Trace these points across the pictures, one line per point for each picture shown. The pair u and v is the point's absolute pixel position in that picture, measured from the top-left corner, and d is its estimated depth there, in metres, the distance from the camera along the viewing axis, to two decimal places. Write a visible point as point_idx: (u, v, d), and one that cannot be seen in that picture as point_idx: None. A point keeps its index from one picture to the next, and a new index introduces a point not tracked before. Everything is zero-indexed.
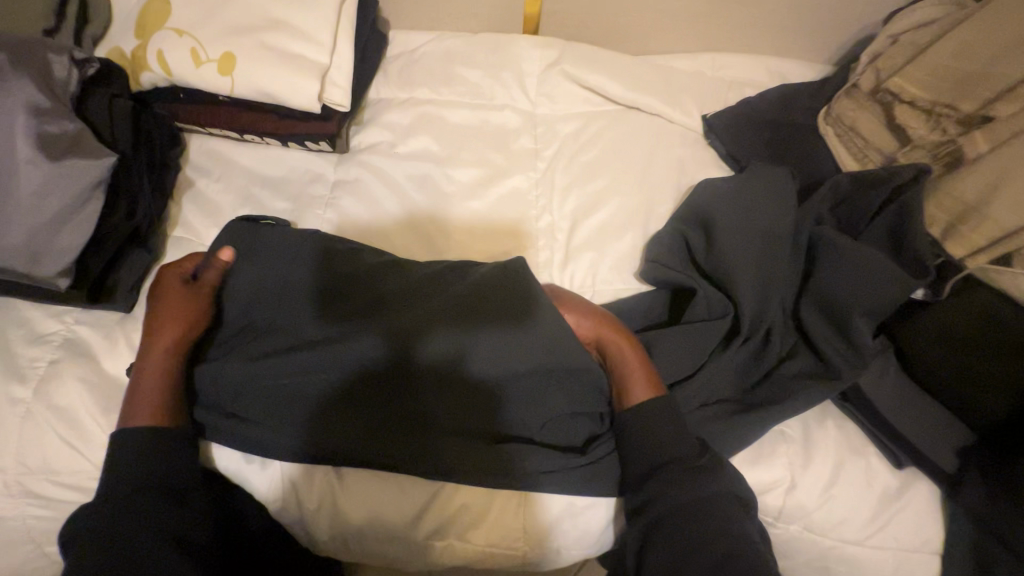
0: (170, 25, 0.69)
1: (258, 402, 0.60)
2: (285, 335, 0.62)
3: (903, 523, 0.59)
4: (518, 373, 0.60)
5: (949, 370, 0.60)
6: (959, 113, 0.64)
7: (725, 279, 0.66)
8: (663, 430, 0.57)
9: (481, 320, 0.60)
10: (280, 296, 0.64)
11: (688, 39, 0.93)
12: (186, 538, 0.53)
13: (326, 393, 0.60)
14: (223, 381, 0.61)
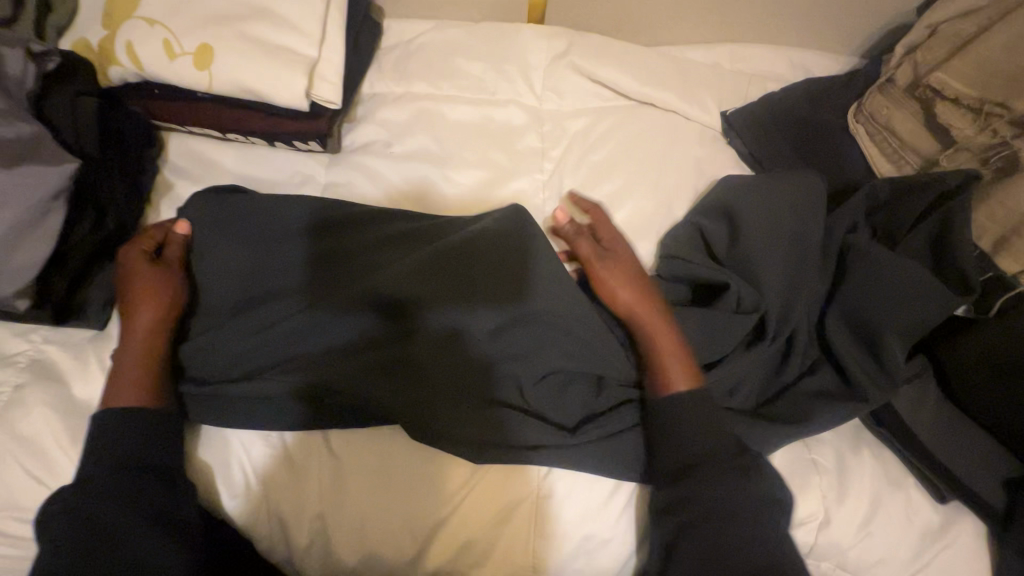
0: (140, 13, 0.63)
1: (240, 358, 0.58)
2: (277, 307, 0.59)
3: (950, 563, 0.53)
4: (512, 331, 0.57)
5: (998, 399, 0.54)
6: (1012, 112, 0.57)
7: (752, 280, 0.60)
8: (695, 427, 0.52)
9: (474, 273, 0.58)
10: (266, 268, 0.61)
11: (706, 30, 0.87)
12: (179, 516, 0.51)
13: (309, 346, 0.58)
14: (206, 341, 0.59)
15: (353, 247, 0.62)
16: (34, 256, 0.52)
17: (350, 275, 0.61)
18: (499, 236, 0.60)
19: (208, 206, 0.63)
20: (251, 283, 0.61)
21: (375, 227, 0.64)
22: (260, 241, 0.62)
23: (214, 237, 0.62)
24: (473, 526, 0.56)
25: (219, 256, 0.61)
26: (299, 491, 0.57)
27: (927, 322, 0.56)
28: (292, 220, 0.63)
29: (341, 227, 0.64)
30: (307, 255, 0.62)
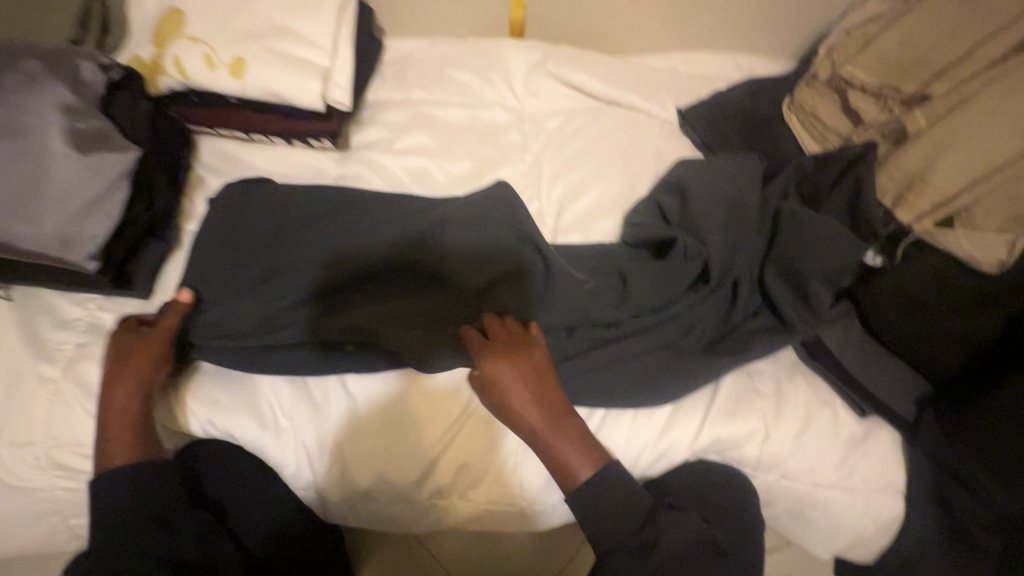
0: (185, 33, 0.76)
1: (248, 310, 0.67)
2: (291, 351, 0.66)
3: (869, 464, 0.64)
4: (484, 285, 0.68)
5: (906, 327, 0.64)
6: (902, 94, 0.70)
7: (698, 236, 0.71)
8: (637, 372, 0.65)
9: (453, 239, 0.70)
10: (278, 304, 0.68)
11: (664, 40, 1.00)
12: (178, 560, 0.58)
13: (309, 298, 0.68)
14: (226, 300, 0.68)
15: (363, 293, 0.68)
16: (104, 225, 0.63)
17: (353, 320, 0.65)
18: (511, 282, 0.68)
19: (241, 194, 0.75)
20: (264, 318, 0.68)
21: (385, 270, 0.69)
22: (278, 279, 0.69)
23: (233, 210, 0.73)
24: (470, 453, 0.65)
25: (234, 285, 0.69)
26: (316, 428, 0.66)
27: (845, 267, 0.66)
28: (311, 258, 0.70)
29: (354, 265, 0.70)
30: (320, 296, 0.68)
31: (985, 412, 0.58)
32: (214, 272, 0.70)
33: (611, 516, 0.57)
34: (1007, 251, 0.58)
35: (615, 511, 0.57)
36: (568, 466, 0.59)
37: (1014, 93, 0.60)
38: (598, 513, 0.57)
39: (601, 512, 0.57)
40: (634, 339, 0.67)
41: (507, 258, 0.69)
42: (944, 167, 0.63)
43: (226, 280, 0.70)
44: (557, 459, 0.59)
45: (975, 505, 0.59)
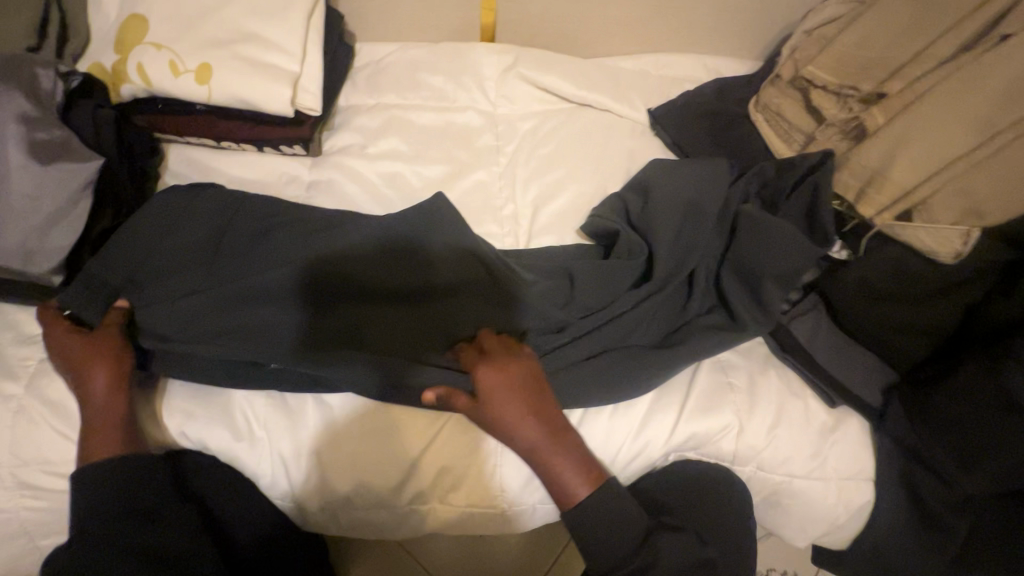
0: (148, 40, 0.74)
1: (193, 333, 0.64)
2: (273, 370, 0.65)
3: (840, 453, 0.66)
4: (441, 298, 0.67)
5: (872, 318, 0.67)
6: (861, 92, 0.72)
7: (648, 234, 0.72)
8: (589, 373, 0.66)
9: (408, 254, 0.68)
10: (258, 318, 0.65)
11: (633, 42, 1.01)
12: (169, 553, 0.56)
13: (261, 321, 0.65)
14: (162, 317, 0.65)
15: (344, 305, 0.66)
16: (66, 237, 0.63)
17: (339, 332, 0.65)
18: (498, 292, 0.67)
19: (183, 203, 0.72)
20: (240, 337, 0.64)
21: (369, 279, 0.67)
22: (252, 290, 0.66)
23: (171, 214, 0.71)
24: (447, 456, 0.65)
25: (201, 300, 0.65)
26: (292, 438, 0.65)
27: (795, 269, 0.68)
28: (286, 267, 0.66)
29: (335, 272, 0.67)
30: (303, 309, 0.66)
31: (946, 395, 0.61)
32: (178, 285, 0.66)
33: (607, 530, 0.58)
34: (963, 241, 0.62)
35: (607, 529, 0.58)
36: (566, 487, 0.59)
37: (963, 89, 0.62)
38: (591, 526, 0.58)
39: (596, 526, 0.58)
40: (580, 341, 0.68)
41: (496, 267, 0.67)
42: (905, 161, 0.65)
43: (195, 291, 0.65)
44: (552, 477, 0.59)
45: (938, 487, 0.62)
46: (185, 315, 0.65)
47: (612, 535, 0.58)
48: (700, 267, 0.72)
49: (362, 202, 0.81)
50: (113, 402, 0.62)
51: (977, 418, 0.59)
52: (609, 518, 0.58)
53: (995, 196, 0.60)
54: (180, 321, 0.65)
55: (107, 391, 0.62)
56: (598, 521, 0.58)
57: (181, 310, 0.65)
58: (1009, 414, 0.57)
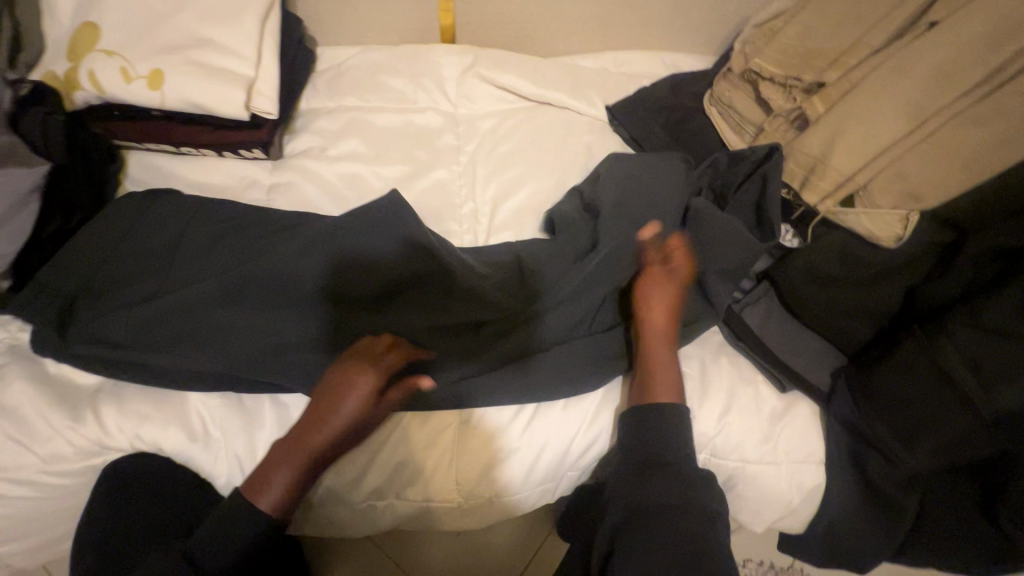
0: (101, 47, 0.75)
1: (146, 344, 0.64)
2: (290, 378, 0.64)
3: (790, 436, 0.67)
4: (437, 292, 0.65)
5: (820, 303, 0.68)
6: (803, 82, 0.73)
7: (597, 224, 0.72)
8: (538, 369, 0.67)
9: (377, 257, 0.64)
10: (278, 328, 0.65)
11: (592, 40, 1.03)
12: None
13: (239, 331, 0.65)
14: (107, 327, 0.64)
15: (367, 314, 0.65)
16: (13, 241, 0.63)
17: (363, 340, 0.65)
18: (514, 295, 0.67)
19: (141, 211, 0.73)
20: (261, 347, 0.64)
21: (397, 288, 0.65)
22: (274, 299, 0.65)
23: (142, 207, 0.73)
24: (403, 451, 0.66)
25: (223, 311, 0.65)
26: (248, 438, 0.65)
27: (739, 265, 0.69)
28: (308, 280, 0.65)
29: (361, 280, 0.64)
30: (324, 317, 0.65)
31: (887, 377, 0.62)
32: (196, 294, 0.65)
33: (653, 437, 0.60)
34: (902, 226, 0.63)
35: (656, 447, 0.60)
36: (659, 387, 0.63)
37: (895, 78, 0.64)
38: (635, 435, 0.61)
39: (643, 441, 0.60)
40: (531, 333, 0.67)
41: (518, 275, 0.68)
42: (844, 148, 0.66)
43: (227, 303, 0.66)
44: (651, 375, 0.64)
45: (885, 470, 0.62)
46: (204, 326, 0.65)
47: (654, 444, 0.60)
48: None
49: (321, 204, 0.82)
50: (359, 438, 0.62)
51: (917, 399, 0.59)
52: (655, 427, 0.60)
53: (928, 180, 0.61)
54: (201, 331, 0.64)
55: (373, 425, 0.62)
56: (642, 427, 0.61)
57: (158, 326, 0.65)
58: (946, 394, 0.57)
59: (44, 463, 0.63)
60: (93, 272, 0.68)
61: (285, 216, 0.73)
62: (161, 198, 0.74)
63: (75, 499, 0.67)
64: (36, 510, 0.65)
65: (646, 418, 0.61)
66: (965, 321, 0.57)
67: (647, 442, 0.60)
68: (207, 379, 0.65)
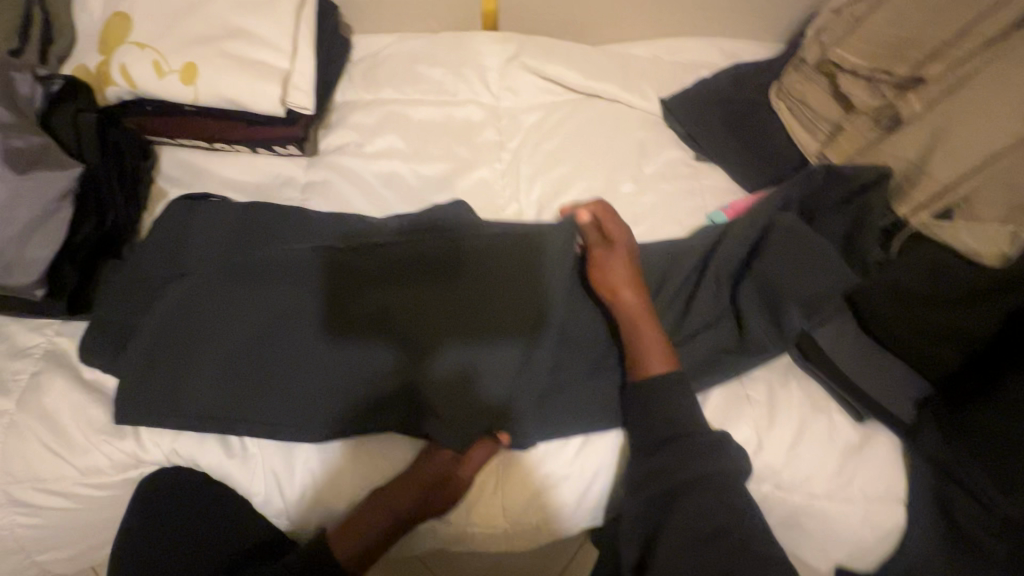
0: (132, 39, 0.72)
1: (174, 349, 0.62)
2: (292, 360, 0.61)
3: (867, 472, 0.61)
4: (449, 272, 0.63)
5: (907, 329, 0.60)
6: (894, 77, 0.66)
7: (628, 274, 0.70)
8: (594, 394, 0.63)
9: (402, 251, 0.64)
10: (296, 312, 0.62)
11: (644, 26, 0.95)
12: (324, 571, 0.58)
13: (264, 323, 0.62)
14: (133, 346, 0.62)
15: (364, 286, 0.63)
16: (45, 247, 0.61)
17: (357, 309, 0.62)
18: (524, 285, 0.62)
19: (188, 221, 0.70)
20: (260, 334, 0.62)
21: (386, 263, 0.63)
22: (278, 277, 0.64)
23: (183, 226, 0.69)
24: None
25: (225, 294, 0.63)
26: (285, 455, 0.62)
27: (824, 295, 0.63)
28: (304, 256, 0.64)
29: (360, 257, 0.64)
30: (317, 284, 0.63)
31: (989, 414, 0.55)
32: (219, 297, 0.63)
33: (714, 463, 0.56)
34: (1008, 244, 0.57)
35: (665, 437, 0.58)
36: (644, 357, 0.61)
37: (1015, 72, 0.56)
38: (678, 454, 0.57)
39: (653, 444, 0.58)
40: (558, 369, 0.63)
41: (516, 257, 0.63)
42: (944, 155, 0.60)
43: (231, 286, 0.63)
44: (639, 339, 0.61)
45: (975, 511, 0.56)
46: (207, 314, 0.63)
47: (706, 467, 0.56)
48: (712, 277, 0.67)
49: (359, 205, 0.78)
50: (629, 342, 0.62)
51: None
52: (665, 422, 0.58)
53: None
54: (207, 319, 0.62)
55: (651, 338, 0.61)
56: (689, 446, 0.57)
57: (182, 333, 0.62)
58: None
59: (83, 474, 0.61)
60: (146, 277, 0.67)
61: (330, 225, 0.71)
62: (202, 207, 0.71)
63: (114, 509, 0.65)
64: (78, 519, 0.63)
65: (710, 451, 0.57)
66: None
67: (707, 466, 0.56)
68: (224, 385, 0.60)
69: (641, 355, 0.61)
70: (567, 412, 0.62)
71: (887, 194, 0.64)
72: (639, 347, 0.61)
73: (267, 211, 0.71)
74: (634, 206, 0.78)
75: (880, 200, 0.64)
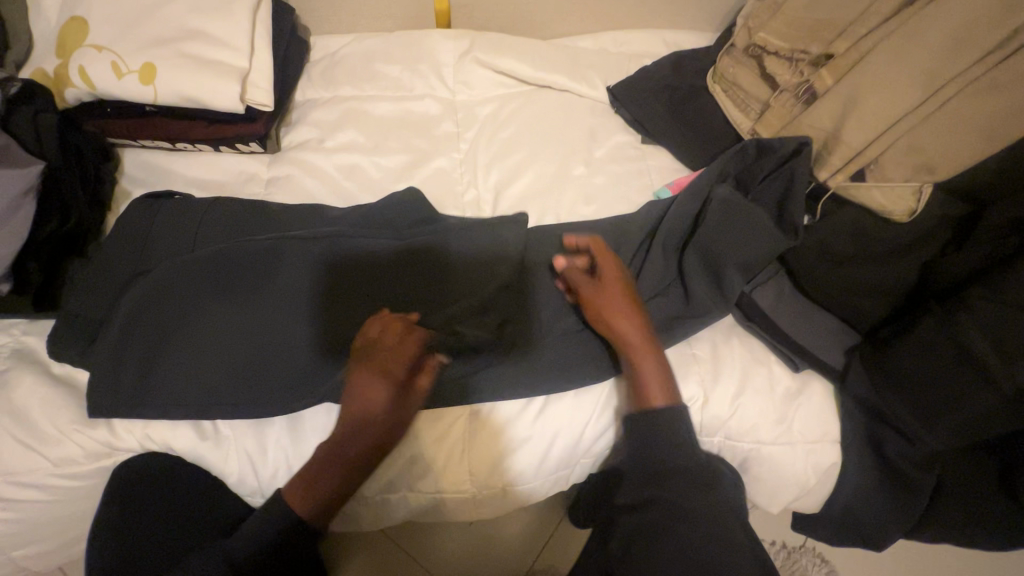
0: (90, 42, 0.73)
1: (163, 346, 0.63)
2: (284, 365, 0.63)
3: (805, 416, 0.66)
4: (443, 279, 0.66)
5: (835, 283, 0.67)
6: (811, 55, 0.72)
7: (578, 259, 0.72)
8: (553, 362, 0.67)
9: (396, 260, 0.66)
10: (291, 322, 0.64)
11: (589, 20, 1.01)
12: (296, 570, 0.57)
13: (257, 326, 0.64)
14: (113, 335, 0.63)
15: (362, 294, 0.65)
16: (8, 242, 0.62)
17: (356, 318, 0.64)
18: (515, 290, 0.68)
19: (153, 218, 0.72)
20: (263, 333, 0.64)
21: (385, 270, 0.66)
22: (272, 281, 0.65)
23: (146, 230, 0.71)
24: (415, 444, 0.66)
25: (214, 286, 0.65)
26: (257, 435, 0.65)
27: (759, 258, 0.68)
28: (307, 255, 0.66)
29: (363, 264, 0.66)
30: (312, 289, 0.65)
31: (905, 354, 0.60)
32: (207, 295, 0.64)
33: (707, 498, 0.58)
34: (914, 201, 0.62)
35: (665, 461, 0.59)
36: (645, 389, 0.61)
37: (913, 42, 0.63)
38: (675, 487, 0.58)
39: (651, 470, 0.59)
40: (536, 351, 0.67)
41: (503, 263, 0.67)
42: (855, 121, 0.65)
43: (219, 286, 0.65)
44: (641, 379, 0.62)
45: (902, 445, 0.62)
46: (208, 306, 0.64)
47: (702, 500, 0.58)
48: (658, 247, 0.71)
49: (322, 196, 0.81)
50: (634, 379, 0.62)
51: (939, 374, 0.58)
52: (664, 450, 0.59)
53: (945, 150, 0.61)
54: (191, 313, 0.64)
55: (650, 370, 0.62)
56: (689, 478, 0.58)
57: (167, 328, 0.64)
58: (964, 369, 0.56)
59: (56, 465, 0.62)
60: (113, 272, 0.68)
61: (295, 217, 0.74)
62: (167, 203, 0.73)
63: (88, 501, 0.66)
64: (51, 513, 0.64)
65: (702, 485, 0.58)
66: (988, 298, 0.55)
67: (698, 495, 0.57)
68: (215, 382, 0.62)
69: (646, 390, 0.61)
70: (530, 380, 0.66)
71: (815, 162, 0.69)
72: (643, 384, 0.62)
73: (229, 206, 0.73)
74: (586, 186, 0.83)
75: (805, 164, 0.68)
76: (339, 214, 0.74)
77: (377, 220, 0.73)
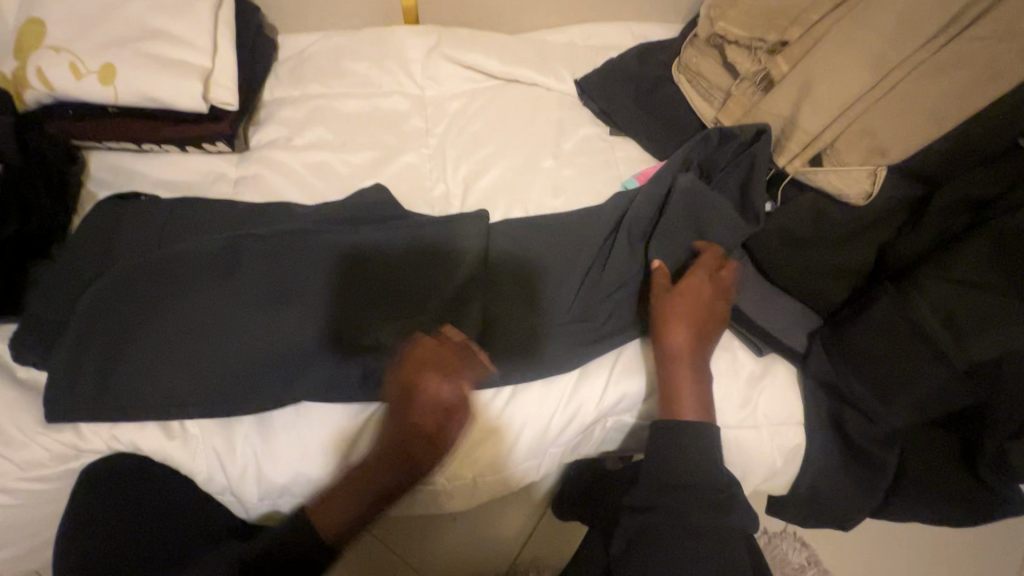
0: (48, 43, 0.73)
1: (142, 348, 0.63)
2: (273, 365, 0.63)
3: (768, 399, 0.67)
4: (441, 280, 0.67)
5: (794, 267, 0.68)
6: (767, 43, 0.73)
7: (552, 252, 0.72)
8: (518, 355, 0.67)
9: (386, 260, 0.67)
10: (278, 326, 0.63)
11: (557, 14, 1.01)
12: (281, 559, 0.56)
13: (246, 326, 0.64)
14: (85, 336, 0.63)
15: (356, 295, 0.66)
16: None
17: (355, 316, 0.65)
18: (515, 285, 0.70)
19: (116, 219, 0.72)
20: (255, 335, 0.63)
21: (382, 275, 0.67)
22: (260, 281, 0.66)
23: (109, 231, 0.71)
24: None
25: (194, 286, 0.65)
26: (226, 433, 0.65)
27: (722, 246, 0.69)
28: (291, 251, 0.67)
29: (363, 265, 0.67)
30: (302, 289, 0.65)
31: (862, 334, 0.62)
32: (190, 295, 0.64)
33: (720, 522, 0.56)
34: (869, 183, 0.64)
35: (685, 476, 0.57)
36: (682, 401, 0.61)
37: (857, 30, 0.65)
38: (688, 502, 0.56)
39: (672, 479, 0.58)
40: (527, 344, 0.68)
41: (510, 260, 0.71)
42: (811, 106, 0.66)
43: (199, 286, 0.65)
44: (678, 391, 0.62)
45: (863, 424, 0.63)
46: (195, 306, 0.64)
47: (714, 517, 0.56)
48: (623, 235, 0.70)
49: (289, 193, 0.80)
50: (669, 389, 0.62)
51: (893, 352, 0.59)
52: (686, 464, 0.58)
53: (894, 134, 0.63)
54: (169, 314, 0.64)
55: (690, 385, 0.61)
56: (701, 496, 0.56)
57: (143, 330, 0.63)
58: (918, 346, 0.58)
59: (21, 468, 0.62)
60: (75, 273, 0.68)
61: (262, 216, 0.73)
62: (132, 203, 0.73)
63: (55, 504, 0.66)
64: (17, 517, 0.64)
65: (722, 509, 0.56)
66: (936, 275, 0.57)
67: (713, 514, 0.56)
68: (201, 383, 0.63)
69: (677, 401, 0.61)
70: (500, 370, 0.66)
71: (773, 151, 0.70)
72: (677, 395, 0.61)
73: (197, 207, 0.74)
74: (554, 179, 0.83)
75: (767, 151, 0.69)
76: (306, 212, 0.74)
77: (349, 217, 0.73)
